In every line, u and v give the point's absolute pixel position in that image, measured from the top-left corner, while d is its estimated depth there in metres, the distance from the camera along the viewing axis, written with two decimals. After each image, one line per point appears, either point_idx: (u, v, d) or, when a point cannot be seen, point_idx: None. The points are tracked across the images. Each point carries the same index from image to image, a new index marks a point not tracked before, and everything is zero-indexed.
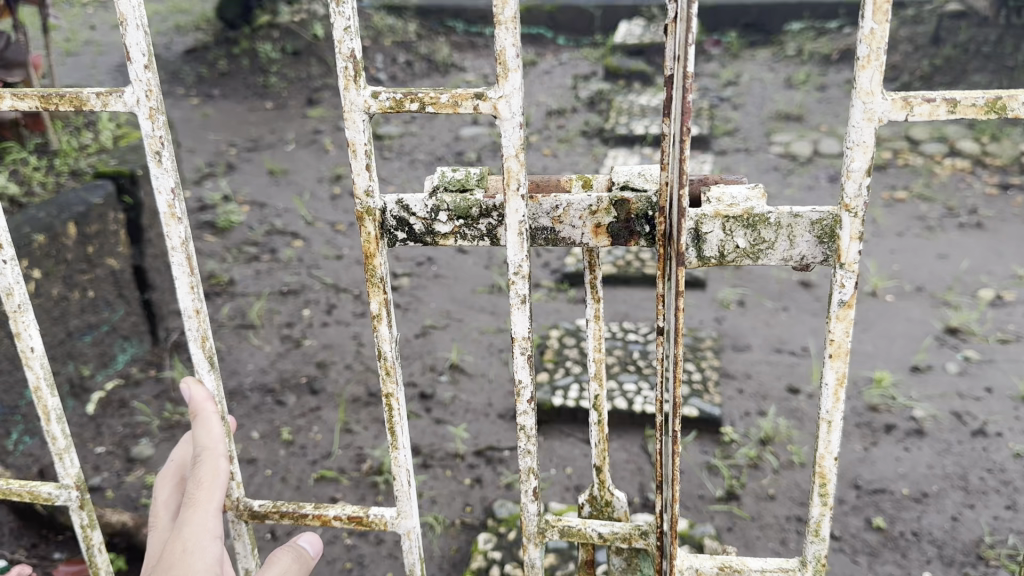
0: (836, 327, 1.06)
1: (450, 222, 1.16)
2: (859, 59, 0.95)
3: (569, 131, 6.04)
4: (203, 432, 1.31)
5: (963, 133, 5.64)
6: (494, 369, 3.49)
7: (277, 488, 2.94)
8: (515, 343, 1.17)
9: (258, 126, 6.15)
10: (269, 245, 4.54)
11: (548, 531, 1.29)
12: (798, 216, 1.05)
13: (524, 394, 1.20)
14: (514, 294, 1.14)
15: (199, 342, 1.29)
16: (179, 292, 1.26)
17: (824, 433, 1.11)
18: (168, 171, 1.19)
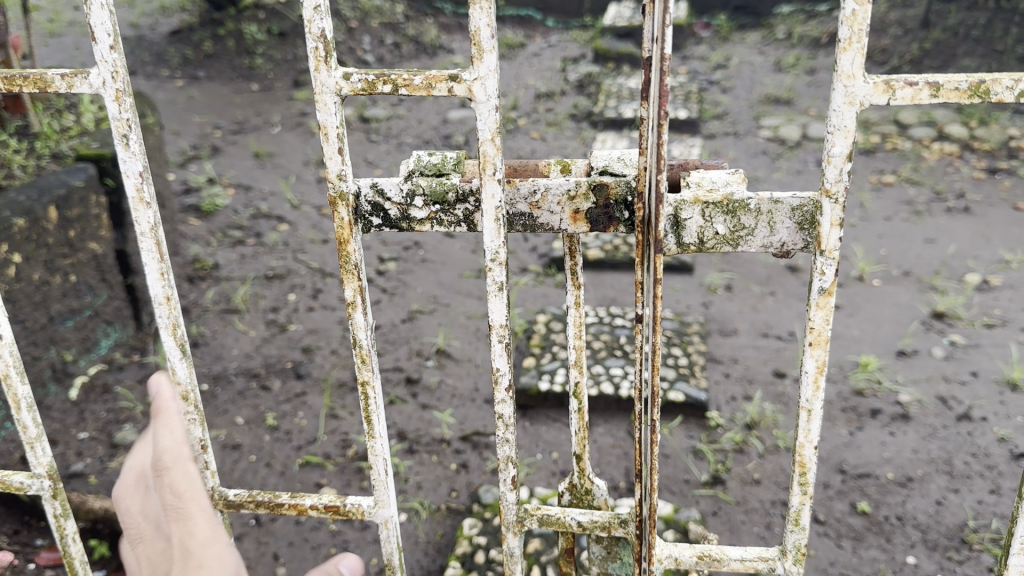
0: (816, 315, 1.05)
1: (425, 207, 1.15)
2: (840, 41, 0.93)
3: (558, 114, 6.00)
4: (167, 433, 1.19)
5: (951, 117, 5.64)
6: (481, 354, 3.47)
7: (262, 474, 2.92)
8: (492, 330, 1.15)
9: (244, 108, 6.10)
10: (255, 229, 4.50)
11: (528, 519, 1.29)
12: (779, 202, 1.03)
13: (503, 382, 1.18)
14: (491, 281, 1.13)
15: (171, 330, 1.27)
16: (149, 279, 1.24)
17: (804, 422, 1.10)
18: (135, 155, 1.17)
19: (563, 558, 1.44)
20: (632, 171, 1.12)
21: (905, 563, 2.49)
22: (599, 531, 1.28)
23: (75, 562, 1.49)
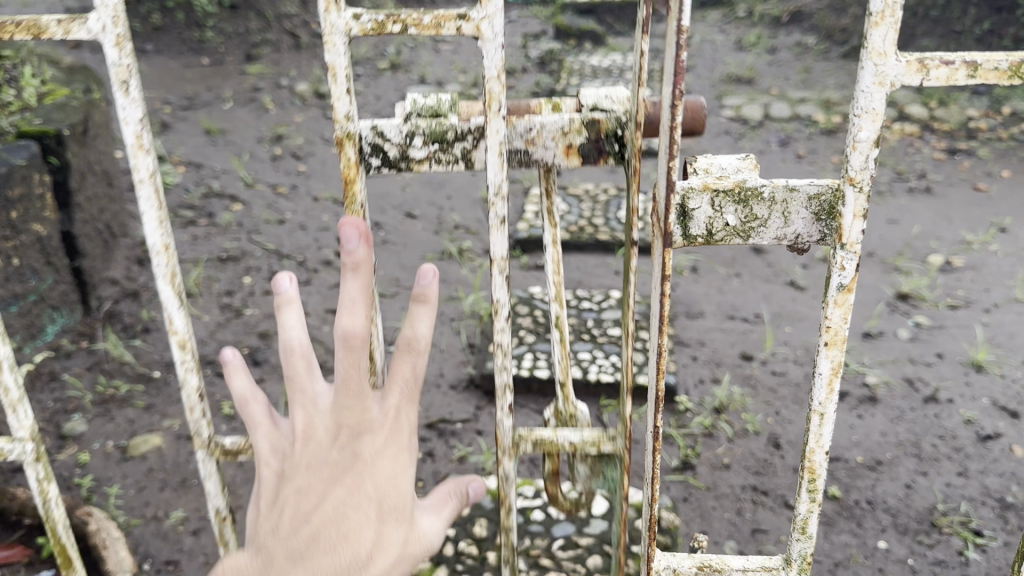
0: (834, 312, 1.00)
1: (423, 146, 1.07)
2: (871, 17, 0.89)
3: (519, 91, 5.90)
4: (353, 306, 0.96)
5: (911, 97, 5.66)
6: (445, 339, 3.38)
7: (218, 465, 2.81)
8: (494, 265, 1.08)
9: (195, 83, 5.89)
10: (207, 209, 4.35)
11: (522, 443, 1.23)
12: (796, 191, 0.98)
13: (503, 313, 1.11)
14: (492, 216, 1.05)
15: (168, 281, 1.18)
16: (147, 226, 1.14)
17: (816, 427, 1.06)
18: (136, 101, 1.08)
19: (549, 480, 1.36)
20: (627, 104, 1.10)
21: (876, 548, 2.47)
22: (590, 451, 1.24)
23: (59, 527, 1.38)
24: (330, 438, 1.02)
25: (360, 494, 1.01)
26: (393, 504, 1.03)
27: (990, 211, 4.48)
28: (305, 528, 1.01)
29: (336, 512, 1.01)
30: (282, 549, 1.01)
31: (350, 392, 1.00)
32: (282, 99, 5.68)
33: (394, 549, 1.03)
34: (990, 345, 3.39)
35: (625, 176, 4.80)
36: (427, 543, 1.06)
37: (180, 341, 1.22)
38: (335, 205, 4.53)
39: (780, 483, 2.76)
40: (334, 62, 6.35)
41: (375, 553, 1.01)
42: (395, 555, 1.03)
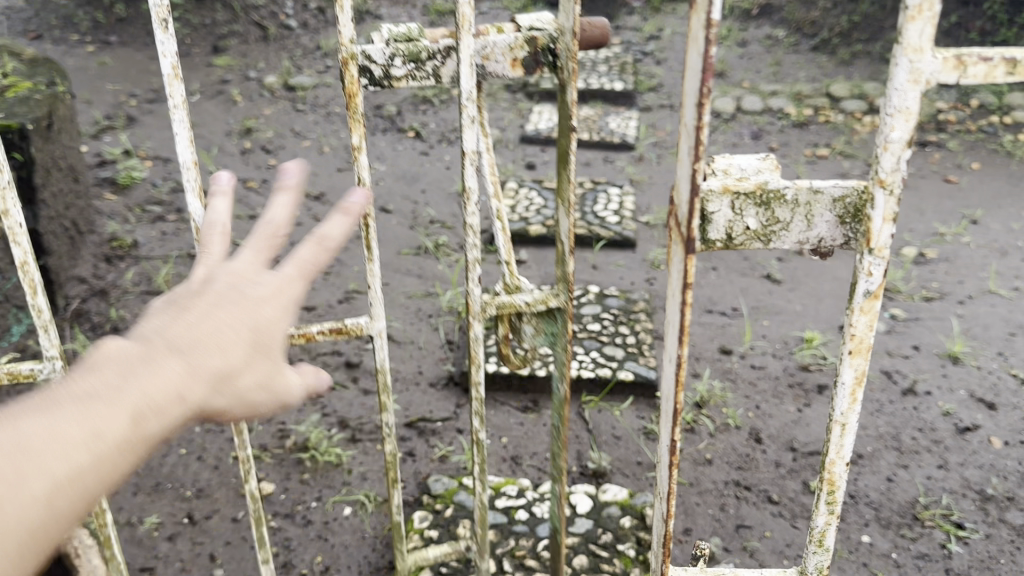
0: (860, 320, 1.07)
1: (403, 67, 1.38)
2: (908, 13, 0.92)
3: (492, 84, 5.84)
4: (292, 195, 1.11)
5: (881, 90, 5.68)
6: (423, 336, 3.34)
7: (194, 468, 2.74)
8: (465, 157, 1.36)
9: (161, 74, 5.74)
10: (176, 203, 4.24)
11: (488, 307, 1.55)
12: (819, 193, 1.04)
13: (472, 199, 1.42)
14: (463, 115, 1.34)
15: (197, 192, 1.40)
16: (179, 144, 1.37)
17: (837, 436, 1.14)
18: (172, 37, 1.31)
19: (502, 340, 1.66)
20: (551, 26, 1.41)
21: (860, 543, 2.48)
22: (540, 307, 1.58)
23: None
24: (225, 269, 1.02)
25: (243, 312, 0.97)
26: (271, 334, 0.98)
27: (962, 203, 4.52)
28: (187, 329, 0.94)
29: (222, 319, 0.96)
30: (154, 345, 0.93)
31: (262, 246, 1.06)
32: (251, 92, 5.58)
33: (264, 380, 0.97)
34: (965, 337, 3.41)
35: (600, 170, 4.76)
36: (290, 392, 1.01)
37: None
38: (307, 199, 4.45)
39: (762, 478, 2.75)
40: (303, 54, 6.24)
41: (245, 371, 0.96)
42: (264, 389, 0.97)
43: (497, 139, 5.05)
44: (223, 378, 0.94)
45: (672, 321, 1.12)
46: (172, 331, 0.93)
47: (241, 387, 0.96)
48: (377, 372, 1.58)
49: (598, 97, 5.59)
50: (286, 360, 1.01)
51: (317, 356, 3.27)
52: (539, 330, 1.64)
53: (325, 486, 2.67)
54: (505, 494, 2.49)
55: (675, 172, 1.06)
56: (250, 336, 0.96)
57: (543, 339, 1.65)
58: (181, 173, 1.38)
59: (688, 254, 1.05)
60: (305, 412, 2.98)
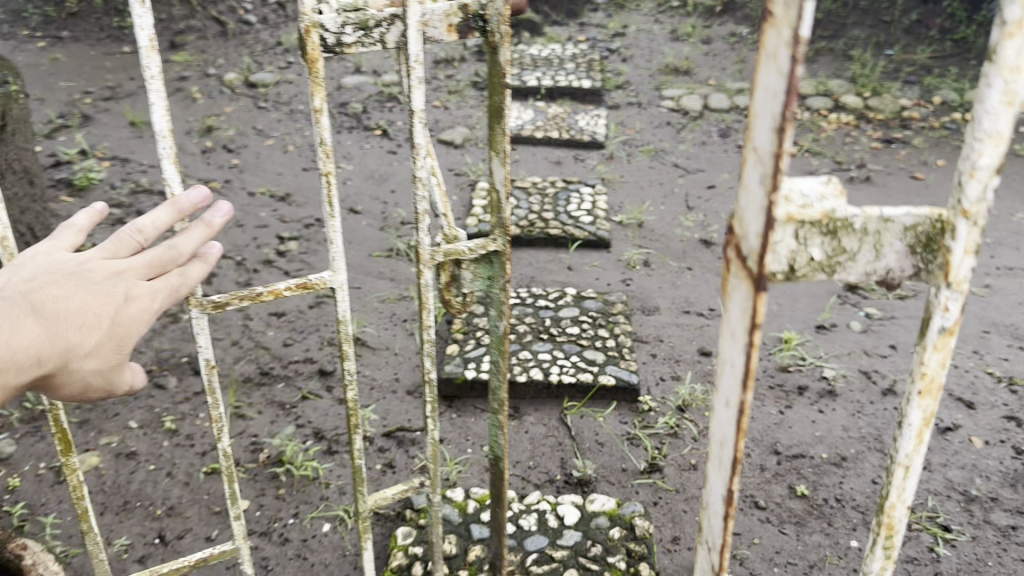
0: (934, 359, 1.04)
1: (354, 34, 1.44)
2: (1006, 29, 0.88)
3: (459, 81, 5.75)
4: (189, 238, 1.38)
5: (846, 87, 5.69)
6: (399, 342, 3.25)
7: (163, 485, 2.64)
8: (414, 117, 1.46)
9: (115, 71, 5.55)
10: (136, 205, 4.09)
11: (436, 255, 1.63)
12: (891, 222, 0.98)
13: (422, 154, 1.51)
14: (413, 78, 1.45)
15: (172, 159, 1.45)
16: (154, 112, 1.41)
17: (900, 479, 1.12)
18: (148, 10, 1.34)
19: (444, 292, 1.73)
20: None
21: (849, 548, 2.48)
22: (481, 252, 1.67)
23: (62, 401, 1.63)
24: (111, 269, 1.30)
25: (106, 312, 1.27)
26: (122, 334, 1.29)
27: (930, 201, 4.54)
28: (61, 305, 1.22)
29: (89, 308, 1.25)
30: (31, 305, 1.20)
31: (150, 268, 1.34)
32: (210, 89, 5.43)
33: (102, 370, 1.28)
34: None
35: (571, 169, 4.70)
36: (114, 378, 1.31)
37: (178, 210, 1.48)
38: (273, 201, 4.33)
39: (748, 482, 2.72)
40: (263, 50, 6.08)
41: (94, 359, 1.26)
42: (94, 371, 1.27)
43: (466, 137, 4.97)
44: (69, 351, 1.22)
45: (728, 361, 1.03)
46: (48, 305, 1.21)
47: (81, 371, 1.25)
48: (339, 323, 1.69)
49: (566, 96, 5.52)
50: (128, 358, 1.32)
51: (289, 364, 3.16)
52: (476, 274, 1.72)
53: (302, 501, 2.59)
54: (491, 506, 2.44)
55: (738, 202, 0.96)
56: (106, 329, 1.27)
57: (480, 282, 1.74)
58: (157, 141, 1.42)
59: (758, 295, 0.95)
60: (278, 424, 2.89)
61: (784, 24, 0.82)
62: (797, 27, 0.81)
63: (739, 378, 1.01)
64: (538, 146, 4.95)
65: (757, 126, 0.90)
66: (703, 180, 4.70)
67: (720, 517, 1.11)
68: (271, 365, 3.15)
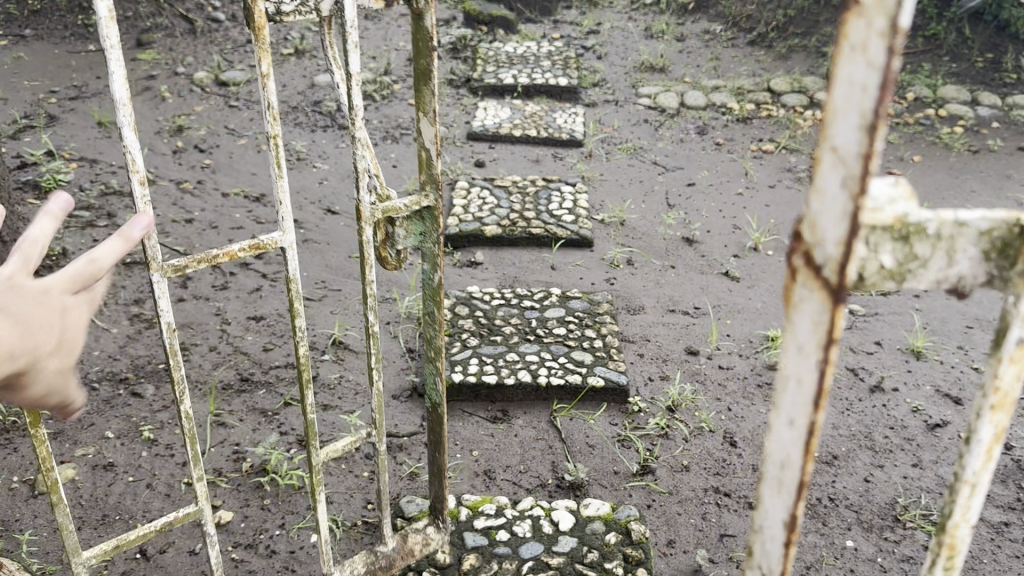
0: (1007, 372, 0.83)
1: (291, 3, 1.56)
2: None
3: (434, 79, 5.67)
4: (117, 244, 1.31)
5: (821, 84, 5.69)
6: (382, 345, 3.18)
7: (144, 497, 2.56)
8: (352, 78, 1.63)
9: (81, 70, 5.41)
10: (105, 207, 3.97)
11: (376, 213, 1.81)
12: (965, 225, 0.76)
13: (360, 116, 1.68)
14: (350, 43, 1.60)
15: (133, 126, 1.44)
16: (114, 82, 1.39)
17: (965, 498, 0.90)
18: None
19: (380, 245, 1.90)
20: None
21: (844, 548, 2.45)
22: (415, 208, 1.86)
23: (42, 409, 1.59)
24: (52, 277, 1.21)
25: (61, 322, 1.20)
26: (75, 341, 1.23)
27: None
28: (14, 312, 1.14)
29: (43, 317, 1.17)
30: None
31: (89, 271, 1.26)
32: (180, 89, 5.31)
33: (57, 377, 1.23)
34: (927, 331, 3.40)
35: (550, 168, 4.66)
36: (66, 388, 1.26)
37: (139, 178, 1.48)
38: (247, 202, 4.24)
39: (741, 483, 2.70)
40: (233, 48, 5.95)
41: (52, 364, 1.21)
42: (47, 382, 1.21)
43: (443, 136, 4.90)
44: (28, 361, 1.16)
45: (793, 376, 0.83)
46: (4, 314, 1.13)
47: (43, 373, 1.20)
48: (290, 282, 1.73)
49: (542, 93, 5.46)
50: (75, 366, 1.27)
51: (269, 370, 3.09)
52: (410, 231, 1.92)
53: (288, 512, 2.53)
54: (484, 513, 2.40)
55: (806, 203, 0.75)
56: (60, 337, 1.20)
57: (413, 238, 1.93)
58: (116, 110, 1.42)
59: (837, 308, 0.76)
60: (261, 432, 2.81)
61: (878, 12, 0.64)
62: (895, 15, 0.64)
63: (809, 394, 0.82)
64: (516, 145, 4.90)
65: (837, 120, 0.70)
66: (682, 178, 4.67)
67: (779, 544, 0.91)
68: (251, 371, 3.07)
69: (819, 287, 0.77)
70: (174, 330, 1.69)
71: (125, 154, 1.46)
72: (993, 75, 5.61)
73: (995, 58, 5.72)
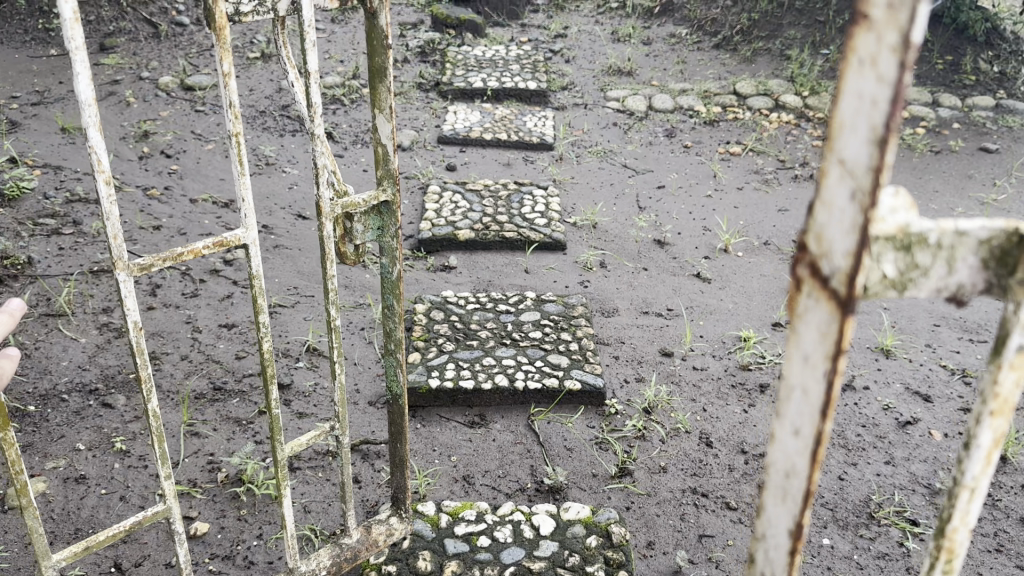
0: (1006, 377, 0.81)
1: (250, 4, 1.53)
2: None
3: (402, 83, 5.65)
4: None
5: (785, 86, 5.76)
6: (358, 351, 3.16)
7: (117, 510, 2.52)
8: (311, 76, 1.61)
9: (43, 75, 5.31)
10: (71, 214, 3.91)
11: (336, 208, 1.77)
12: (965, 234, 0.77)
13: (318, 113, 1.67)
14: (308, 39, 1.57)
15: (98, 127, 1.38)
16: (79, 82, 1.33)
17: (964, 504, 0.88)
18: None
19: (340, 243, 1.86)
20: None
21: (821, 546, 2.47)
22: (373, 202, 1.83)
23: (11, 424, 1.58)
24: None
25: None
26: None
27: None
28: None
29: None
30: None
31: None
32: (145, 94, 5.24)
33: None
34: (895, 330, 3.45)
35: (522, 171, 4.67)
36: None
37: (105, 178, 1.43)
38: (216, 208, 4.19)
39: (718, 483, 2.72)
40: (198, 52, 5.88)
41: None
42: None
43: (413, 140, 4.90)
44: None
45: (799, 386, 0.84)
46: None
47: None
48: (254, 280, 1.69)
49: (512, 97, 5.47)
50: None
51: (243, 378, 3.06)
52: (368, 225, 1.89)
53: (265, 522, 2.50)
54: (464, 519, 2.39)
55: (817, 215, 0.76)
56: None
57: (370, 232, 1.91)
58: (81, 110, 1.36)
59: (844, 321, 0.76)
60: (235, 441, 2.78)
61: (890, 27, 0.65)
62: (907, 31, 0.64)
63: (816, 407, 0.82)
64: (487, 148, 4.90)
65: (846, 134, 0.71)
66: (652, 181, 4.70)
67: (785, 553, 0.91)
68: (224, 380, 3.03)
69: (826, 299, 0.78)
70: (141, 329, 1.61)
71: (89, 154, 1.40)
72: (952, 77, 5.71)
73: (953, 60, 5.82)
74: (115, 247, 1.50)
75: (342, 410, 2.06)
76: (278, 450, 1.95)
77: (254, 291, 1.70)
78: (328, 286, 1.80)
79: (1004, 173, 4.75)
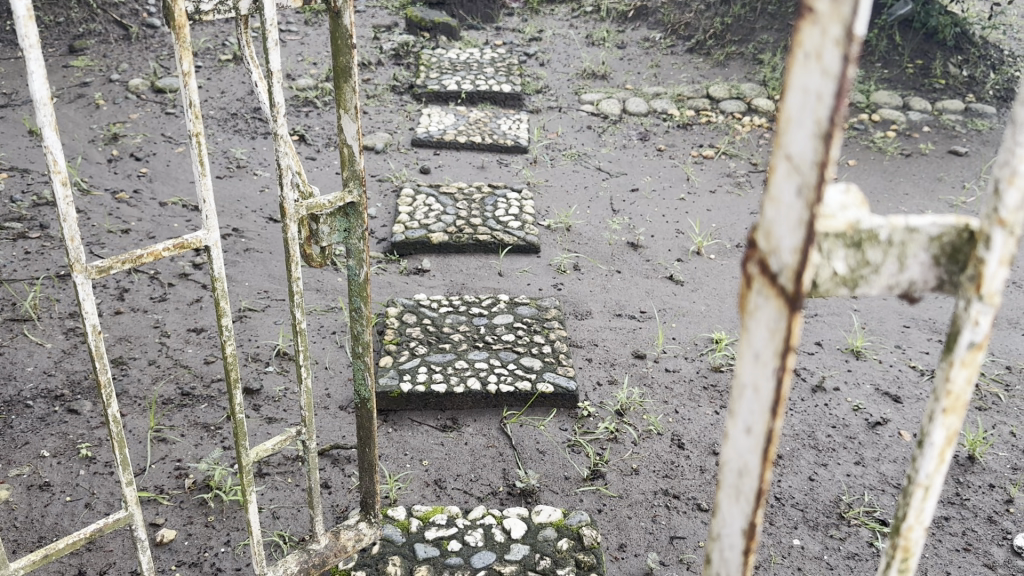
0: (957, 375, 0.81)
1: (210, 2, 1.51)
2: None
3: (376, 86, 5.63)
4: None
5: (758, 90, 5.78)
6: (329, 355, 3.13)
7: (82, 516, 2.48)
8: (274, 75, 1.59)
9: (11, 77, 5.23)
10: (38, 218, 3.84)
11: (300, 210, 1.74)
12: (915, 231, 0.78)
13: (280, 114, 1.64)
14: (271, 39, 1.55)
15: (53, 127, 1.35)
16: (33, 81, 1.31)
17: (917, 501, 0.88)
18: None
19: (304, 244, 1.83)
20: None
21: (791, 547, 2.48)
22: (339, 204, 1.81)
23: None
24: None
25: None
26: None
27: None
28: None
29: None
30: None
31: None
32: (115, 97, 5.17)
33: None
34: (865, 330, 3.46)
35: (496, 174, 4.66)
36: None
37: (60, 179, 1.41)
38: (186, 211, 4.15)
39: (689, 485, 2.72)
40: (169, 55, 5.81)
41: None
42: None
43: (387, 143, 4.87)
44: None
45: (751, 383, 0.84)
46: None
47: None
48: (215, 282, 1.66)
49: (487, 100, 5.46)
50: None
51: (211, 384, 3.02)
52: (335, 227, 1.87)
53: (233, 528, 2.47)
54: (435, 523, 2.37)
55: (765, 212, 0.76)
56: None
57: (337, 235, 1.89)
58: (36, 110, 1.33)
59: (792, 316, 0.76)
60: (203, 447, 2.75)
61: (834, 20, 0.65)
62: (850, 24, 0.64)
63: (766, 404, 0.82)
64: (461, 151, 4.88)
65: (794, 129, 0.71)
66: (625, 183, 4.71)
67: (739, 552, 0.91)
68: (192, 386, 2.99)
69: (775, 295, 0.78)
70: (100, 333, 1.58)
71: (45, 155, 1.38)
72: (922, 81, 5.75)
73: (924, 64, 5.86)
74: (72, 249, 1.47)
75: (309, 414, 2.02)
76: (242, 455, 1.91)
77: (216, 294, 1.67)
78: (292, 288, 1.77)
79: (974, 176, 4.80)
